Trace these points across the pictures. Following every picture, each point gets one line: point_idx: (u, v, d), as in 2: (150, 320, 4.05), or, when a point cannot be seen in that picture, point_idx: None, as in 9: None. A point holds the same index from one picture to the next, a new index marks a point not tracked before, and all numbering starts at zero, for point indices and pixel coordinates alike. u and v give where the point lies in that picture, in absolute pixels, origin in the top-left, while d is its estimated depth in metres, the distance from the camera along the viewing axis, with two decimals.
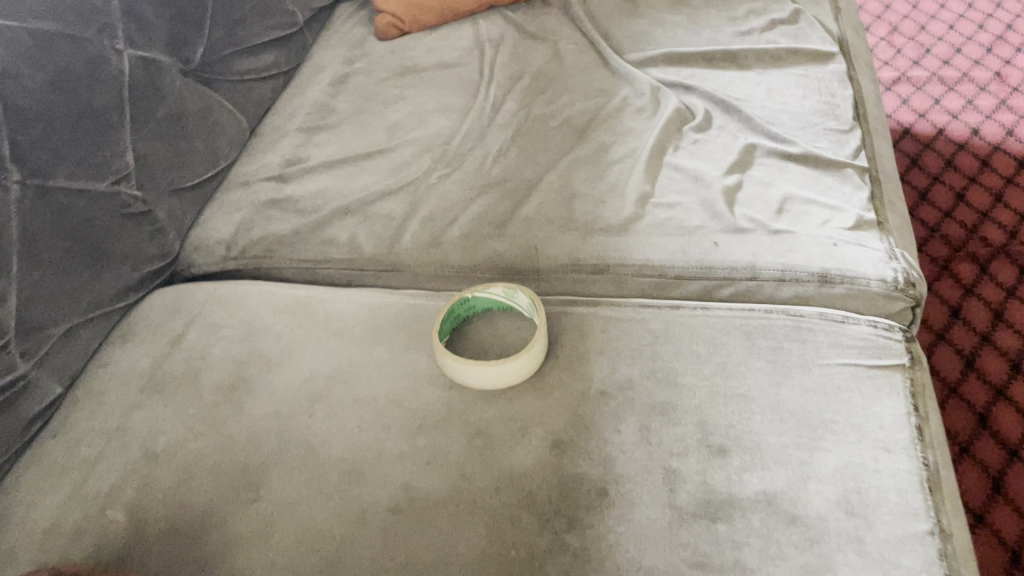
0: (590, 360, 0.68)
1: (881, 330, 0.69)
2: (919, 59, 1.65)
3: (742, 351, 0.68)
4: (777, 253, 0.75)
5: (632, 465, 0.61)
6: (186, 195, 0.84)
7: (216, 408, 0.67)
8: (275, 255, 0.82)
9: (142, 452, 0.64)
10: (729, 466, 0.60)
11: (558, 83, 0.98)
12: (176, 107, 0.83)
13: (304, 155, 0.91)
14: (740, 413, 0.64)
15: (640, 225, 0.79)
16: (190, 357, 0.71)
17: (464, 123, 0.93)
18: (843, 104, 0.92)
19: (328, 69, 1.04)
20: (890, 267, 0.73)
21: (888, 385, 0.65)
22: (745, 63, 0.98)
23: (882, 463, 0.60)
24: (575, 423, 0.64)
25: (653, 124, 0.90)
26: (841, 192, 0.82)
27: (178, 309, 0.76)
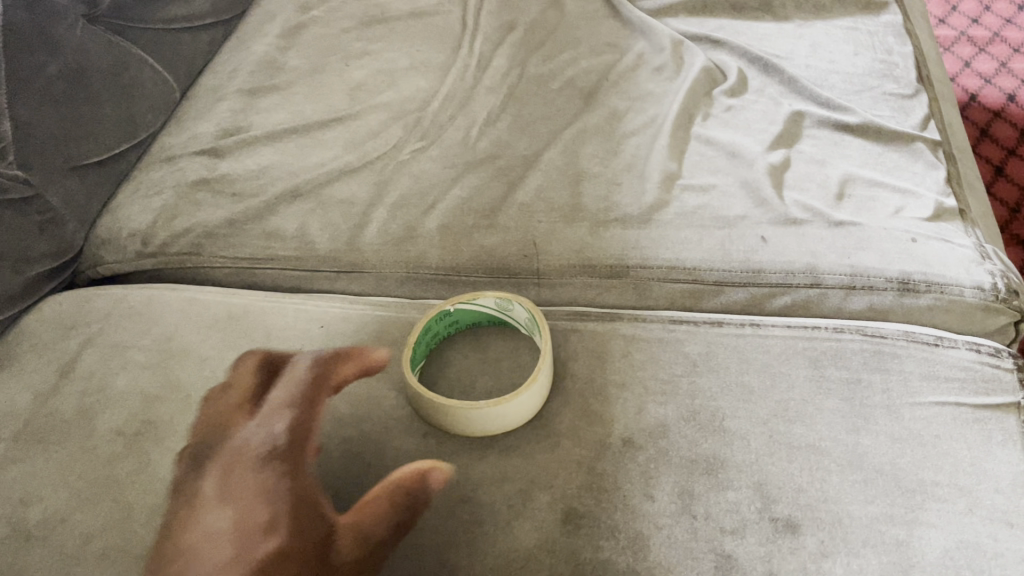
0: (610, 398, 0.53)
1: (986, 356, 0.53)
2: (944, 17, 1.45)
3: (808, 385, 0.52)
4: (842, 252, 0.59)
5: (674, 549, 0.45)
6: (92, 173, 0.67)
7: (113, 465, 0.50)
8: (204, 251, 0.65)
9: (10, 529, 0.47)
10: (803, 550, 0.45)
11: (558, 36, 0.80)
12: (75, 62, 0.65)
13: (245, 124, 0.74)
14: (811, 472, 0.48)
15: (666, 214, 0.63)
16: (85, 391, 0.54)
17: (444, 84, 0.76)
18: (903, 63, 0.75)
19: (277, 16, 0.85)
20: (984, 271, 0.57)
21: (1001, 432, 0.49)
22: (783, 13, 0.81)
23: (1005, 544, 0.45)
24: (593, 488, 0.48)
25: (677, 87, 0.73)
26: (911, 172, 0.66)
27: (74, 325, 0.59)
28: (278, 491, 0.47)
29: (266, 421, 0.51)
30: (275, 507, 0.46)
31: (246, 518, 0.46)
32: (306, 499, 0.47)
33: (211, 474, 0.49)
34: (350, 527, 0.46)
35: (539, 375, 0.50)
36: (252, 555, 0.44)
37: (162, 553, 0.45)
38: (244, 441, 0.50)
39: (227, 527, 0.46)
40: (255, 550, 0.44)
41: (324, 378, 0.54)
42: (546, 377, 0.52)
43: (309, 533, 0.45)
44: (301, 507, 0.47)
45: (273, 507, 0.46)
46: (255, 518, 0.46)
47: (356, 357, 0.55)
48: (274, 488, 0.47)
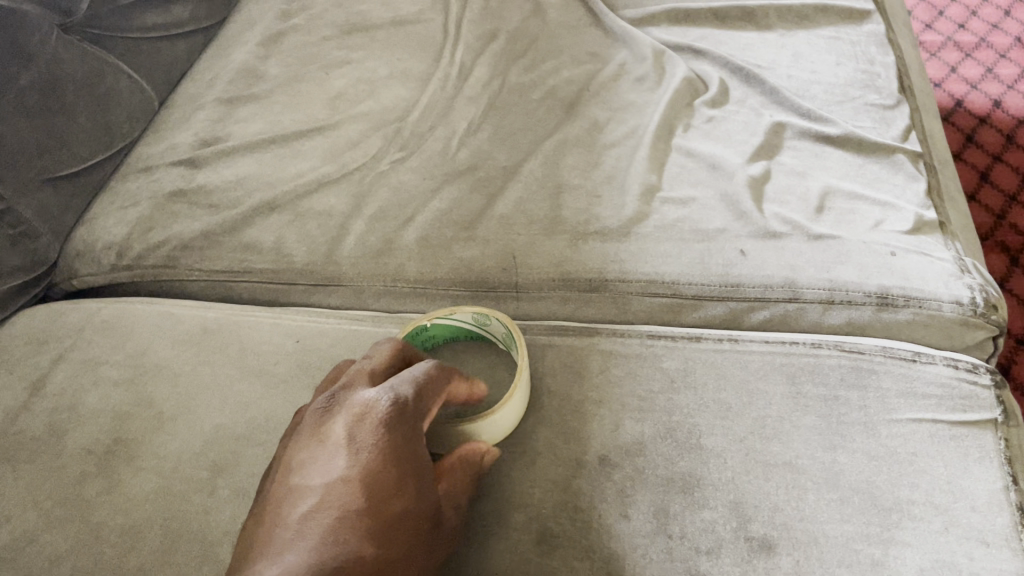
0: (587, 414, 0.52)
1: (964, 372, 0.53)
2: (931, 22, 1.45)
3: (785, 402, 0.52)
4: (821, 266, 0.59)
5: (648, 570, 0.45)
6: (66, 185, 0.66)
7: (82, 484, 0.49)
8: (180, 264, 0.64)
9: None
10: (778, 571, 0.44)
11: (540, 46, 0.80)
12: (48, 73, 0.64)
13: (224, 134, 0.73)
14: (787, 491, 0.48)
15: (646, 226, 0.63)
16: (55, 408, 0.53)
17: (424, 93, 0.75)
18: (885, 73, 0.74)
19: (257, 25, 0.85)
20: (964, 285, 0.57)
21: (978, 449, 0.49)
22: (765, 22, 0.80)
23: (981, 563, 0.45)
24: (568, 507, 0.48)
25: (657, 97, 0.73)
26: (891, 185, 0.66)
27: (45, 340, 0.58)
28: (401, 460, 0.41)
29: (390, 390, 0.43)
30: (402, 471, 0.41)
31: (376, 475, 0.40)
32: (425, 470, 0.42)
33: (329, 426, 0.42)
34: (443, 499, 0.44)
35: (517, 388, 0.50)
36: (369, 526, 0.39)
37: (276, 493, 0.41)
38: (361, 403, 0.43)
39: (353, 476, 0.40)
40: (373, 520, 0.39)
41: (445, 378, 0.46)
42: (523, 396, 0.51)
43: (430, 497, 0.42)
44: (420, 479, 0.42)
45: (398, 471, 0.41)
46: (384, 477, 0.40)
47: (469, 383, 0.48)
48: (397, 456, 0.41)
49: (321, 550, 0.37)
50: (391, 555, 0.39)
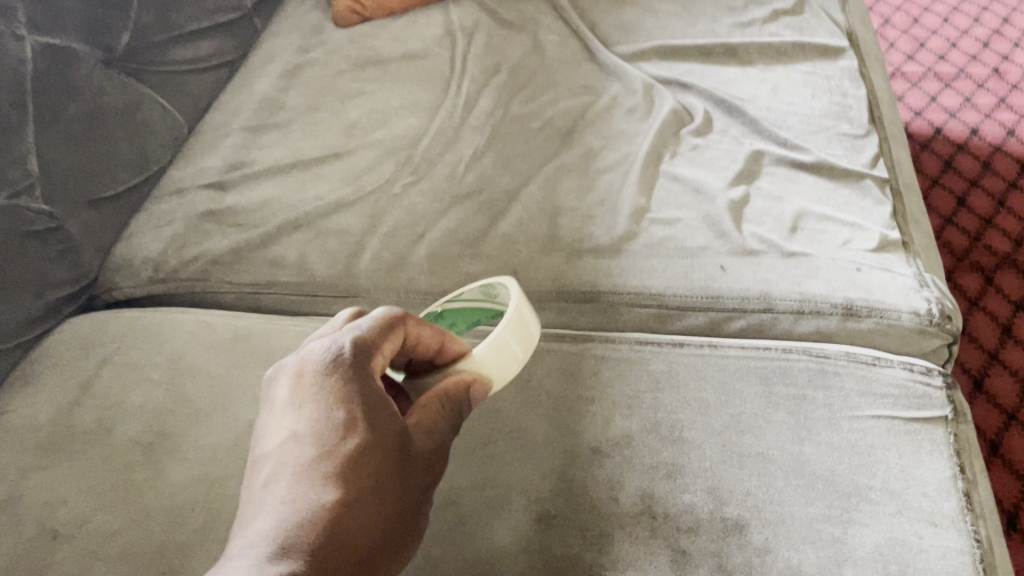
0: (581, 411, 0.58)
1: (918, 375, 0.59)
2: (912, 54, 1.49)
3: (759, 399, 0.58)
4: (793, 280, 0.65)
5: (635, 544, 0.51)
6: (107, 206, 0.73)
7: (129, 471, 0.55)
8: (211, 277, 0.71)
9: (38, 528, 0.52)
10: (749, 546, 0.50)
11: (539, 78, 0.87)
12: (94, 104, 0.71)
13: (248, 159, 0.80)
14: (759, 477, 0.54)
15: (635, 245, 0.69)
16: (102, 405, 0.60)
17: (433, 123, 0.82)
18: (857, 105, 0.81)
19: (278, 58, 0.92)
20: (922, 297, 0.63)
21: (929, 442, 0.55)
22: (747, 58, 0.87)
23: (929, 540, 0.51)
24: (564, 491, 0.54)
25: (647, 127, 0.80)
26: (860, 207, 0.72)
27: (92, 346, 0.64)
28: (348, 397, 0.42)
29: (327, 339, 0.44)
30: (351, 408, 0.42)
31: (324, 422, 0.41)
32: (381, 401, 0.43)
33: (280, 382, 0.44)
34: (418, 424, 0.45)
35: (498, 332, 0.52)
36: (327, 463, 0.40)
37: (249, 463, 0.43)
38: (301, 358, 0.44)
39: (304, 429, 0.42)
40: (330, 458, 0.41)
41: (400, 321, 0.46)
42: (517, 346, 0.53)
43: (393, 425, 0.43)
44: (376, 409, 0.42)
45: (347, 407, 0.42)
46: (334, 419, 0.42)
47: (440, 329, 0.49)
48: (344, 394, 0.42)
49: (282, 499, 0.39)
50: (356, 486, 0.40)
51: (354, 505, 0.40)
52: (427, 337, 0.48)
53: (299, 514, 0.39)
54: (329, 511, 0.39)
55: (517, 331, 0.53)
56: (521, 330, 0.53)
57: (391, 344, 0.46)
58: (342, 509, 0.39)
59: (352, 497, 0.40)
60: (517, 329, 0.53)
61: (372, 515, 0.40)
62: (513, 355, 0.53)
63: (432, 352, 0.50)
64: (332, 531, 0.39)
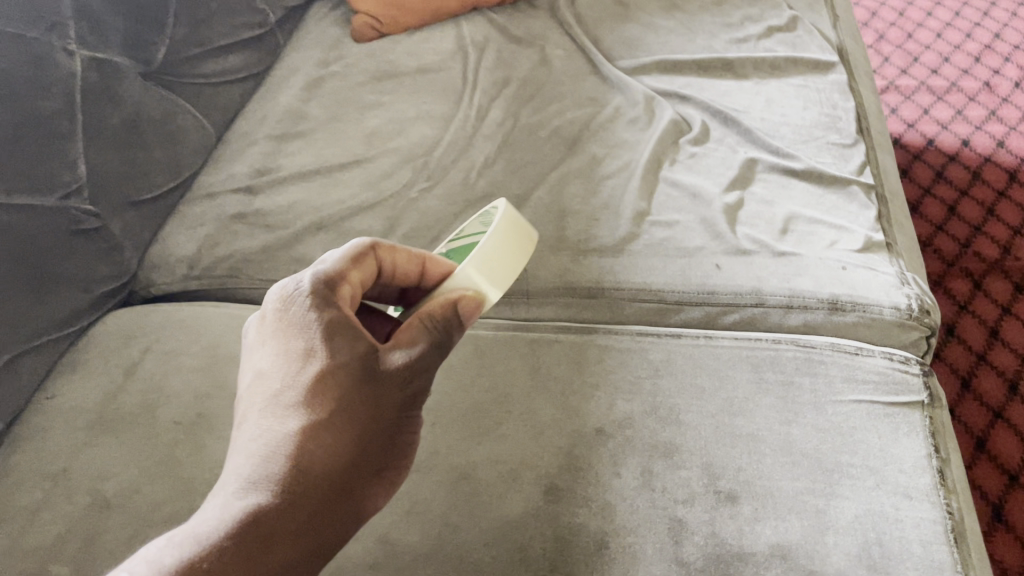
0: (586, 395, 0.63)
1: (897, 363, 0.64)
2: (906, 67, 1.52)
3: (750, 385, 0.63)
4: (783, 277, 0.70)
5: (636, 514, 0.56)
6: (145, 208, 0.78)
7: (173, 448, 0.60)
8: (242, 274, 0.76)
9: (91, 498, 0.58)
10: (741, 516, 0.55)
11: (547, 91, 0.92)
12: (134, 113, 0.76)
13: (274, 165, 0.86)
14: (749, 454, 0.59)
15: (636, 245, 0.75)
16: (145, 389, 0.65)
17: (447, 132, 0.87)
18: (845, 117, 0.86)
19: (300, 71, 0.97)
20: (902, 294, 0.68)
21: (906, 424, 0.60)
22: (743, 71, 0.92)
23: (904, 511, 0.55)
24: (571, 467, 0.59)
25: (648, 136, 0.85)
26: (847, 211, 0.77)
27: (134, 336, 0.69)
28: (306, 329, 0.46)
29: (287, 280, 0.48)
30: (310, 339, 0.46)
31: (288, 355, 0.46)
32: (341, 324, 0.46)
33: (256, 330, 0.49)
34: (395, 345, 0.47)
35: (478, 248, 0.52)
36: (291, 397, 0.44)
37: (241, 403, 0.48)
38: (269, 302, 0.48)
39: (272, 364, 0.46)
40: (294, 391, 0.44)
41: (364, 252, 0.50)
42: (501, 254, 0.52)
43: (356, 347, 0.46)
44: (336, 334, 0.46)
45: (306, 340, 0.46)
46: (297, 352, 0.45)
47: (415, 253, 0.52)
48: (303, 328, 0.46)
49: (252, 438, 0.44)
50: (317, 412, 0.44)
51: (317, 430, 0.43)
52: (401, 261, 0.51)
53: (265, 449, 0.43)
54: (293, 440, 0.43)
55: (502, 243, 0.53)
56: (501, 238, 0.53)
57: (357, 272, 0.50)
58: (305, 436, 0.43)
59: (314, 423, 0.43)
60: (501, 240, 0.53)
61: (336, 437, 0.43)
62: (505, 266, 0.52)
63: (416, 279, 0.53)
64: (295, 459, 0.42)
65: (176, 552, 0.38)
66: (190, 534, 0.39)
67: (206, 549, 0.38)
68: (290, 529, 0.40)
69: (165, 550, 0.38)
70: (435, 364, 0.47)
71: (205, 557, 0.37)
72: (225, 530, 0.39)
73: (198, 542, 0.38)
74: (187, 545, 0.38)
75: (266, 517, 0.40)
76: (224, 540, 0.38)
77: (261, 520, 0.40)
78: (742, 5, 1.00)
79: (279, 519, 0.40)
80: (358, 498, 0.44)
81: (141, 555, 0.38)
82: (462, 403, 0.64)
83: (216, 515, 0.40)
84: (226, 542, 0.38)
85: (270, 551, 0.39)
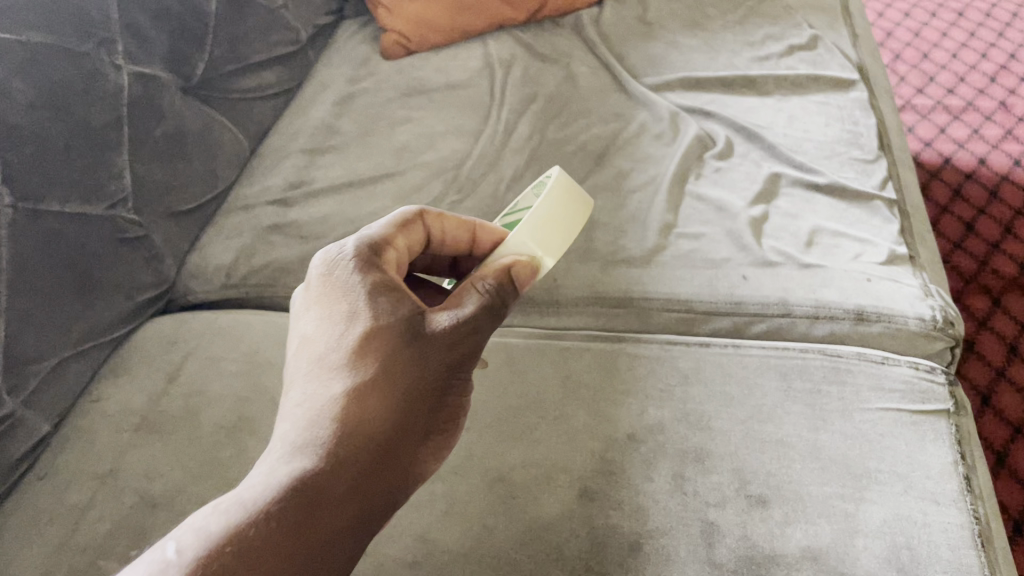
0: (618, 402, 0.65)
1: (923, 372, 0.65)
2: (922, 87, 1.54)
3: (778, 393, 0.64)
4: (809, 288, 0.72)
5: (668, 517, 0.57)
6: (183, 219, 0.81)
7: (216, 450, 0.62)
8: (278, 283, 0.78)
9: (138, 497, 0.60)
10: (771, 519, 0.56)
11: (573, 107, 0.94)
12: (175, 127, 0.79)
13: (308, 178, 0.88)
14: (779, 461, 0.60)
15: (663, 256, 0.77)
16: (188, 394, 0.67)
17: (476, 146, 0.89)
18: (867, 133, 0.87)
19: (331, 87, 1.00)
20: (926, 305, 0.69)
21: (932, 431, 0.61)
22: (765, 89, 0.94)
23: (933, 516, 0.56)
24: (604, 470, 0.60)
25: (673, 151, 0.87)
26: (870, 225, 0.78)
27: (177, 342, 0.72)
28: (348, 296, 0.50)
29: (330, 250, 0.53)
30: (352, 305, 0.50)
31: (334, 317, 0.50)
32: (381, 291, 0.50)
33: (302, 299, 0.53)
34: (442, 311, 0.50)
35: (531, 213, 0.58)
36: (335, 362, 0.48)
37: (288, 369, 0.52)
38: (313, 272, 0.53)
39: (319, 327, 0.50)
40: (337, 356, 0.48)
41: (410, 220, 0.56)
42: (556, 223, 0.58)
43: (397, 311, 0.50)
44: (376, 300, 0.50)
45: (347, 307, 0.50)
46: (343, 315, 0.50)
47: (466, 220, 0.58)
48: (348, 294, 0.50)
49: (299, 403, 0.47)
50: (361, 375, 0.47)
51: (360, 391, 0.47)
52: (449, 228, 0.58)
53: (311, 413, 0.46)
54: (338, 402, 0.46)
55: (554, 210, 0.58)
56: (556, 209, 0.59)
57: (403, 238, 0.56)
58: (349, 397, 0.46)
59: (358, 384, 0.47)
60: (553, 207, 0.58)
61: (379, 398, 0.47)
62: (555, 234, 0.58)
63: (467, 246, 0.59)
64: (339, 420, 0.45)
65: (224, 518, 0.40)
66: (237, 501, 0.41)
67: (254, 513, 0.40)
68: (337, 491, 0.43)
69: (212, 517, 0.40)
70: (483, 326, 0.51)
71: (253, 522, 0.39)
72: (272, 493, 0.41)
73: (246, 508, 0.40)
74: (233, 510, 0.40)
75: (312, 478, 0.42)
76: (270, 504, 0.40)
77: (307, 480, 0.42)
78: (764, 24, 1.02)
79: (324, 480, 0.42)
80: (404, 457, 0.47)
81: (192, 523, 0.40)
82: (497, 408, 0.66)
83: (263, 479, 0.42)
84: (273, 504, 0.40)
85: (319, 511, 0.41)
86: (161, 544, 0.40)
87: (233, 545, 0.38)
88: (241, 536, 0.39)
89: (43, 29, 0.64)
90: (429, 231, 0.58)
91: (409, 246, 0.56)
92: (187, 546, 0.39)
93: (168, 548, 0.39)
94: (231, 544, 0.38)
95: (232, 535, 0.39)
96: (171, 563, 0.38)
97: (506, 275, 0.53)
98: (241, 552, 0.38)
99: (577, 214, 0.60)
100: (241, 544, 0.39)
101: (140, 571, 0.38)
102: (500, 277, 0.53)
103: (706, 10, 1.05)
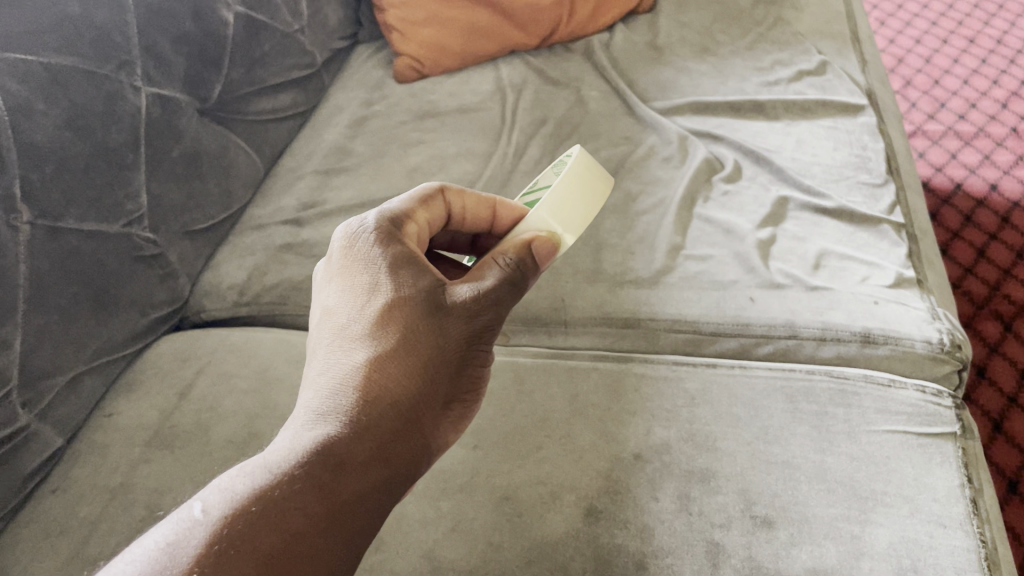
0: (625, 422, 0.65)
1: (930, 396, 0.65)
2: (933, 113, 1.54)
3: (786, 414, 0.65)
4: (816, 311, 0.72)
5: (673, 537, 0.57)
6: (197, 238, 0.82)
7: (225, 465, 0.63)
8: (290, 302, 0.80)
9: (147, 511, 0.61)
10: (776, 540, 0.56)
11: (583, 130, 0.95)
12: (191, 148, 0.81)
13: (321, 199, 0.89)
14: (785, 482, 0.60)
15: (671, 277, 0.77)
16: (199, 410, 0.68)
17: (486, 168, 0.91)
18: (875, 157, 0.88)
19: (346, 110, 1.01)
20: (933, 328, 0.70)
21: (939, 453, 0.61)
22: (774, 113, 0.95)
23: (939, 539, 0.56)
24: (610, 489, 0.60)
25: (682, 174, 0.88)
26: (878, 249, 0.78)
27: (188, 359, 0.73)
28: (369, 267, 0.51)
29: (352, 222, 0.54)
30: (374, 276, 0.51)
31: (358, 286, 0.51)
32: (403, 263, 0.51)
33: (325, 270, 0.54)
34: (463, 284, 0.51)
35: (549, 192, 0.59)
36: (358, 332, 0.49)
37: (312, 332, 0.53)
38: (334, 244, 0.54)
39: (342, 293, 0.51)
40: (359, 327, 0.49)
41: (432, 194, 0.58)
42: (577, 201, 0.59)
43: (418, 283, 0.51)
44: (397, 272, 0.51)
45: (369, 278, 0.51)
46: (367, 286, 0.51)
47: (485, 197, 0.59)
48: (370, 265, 0.51)
49: (322, 372, 0.48)
50: (383, 345, 0.48)
51: (383, 360, 0.48)
52: (469, 204, 0.59)
53: (335, 381, 0.47)
54: (360, 370, 0.47)
55: (572, 188, 0.59)
56: (575, 185, 0.59)
57: (424, 213, 0.57)
58: (371, 367, 0.47)
59: (380, 354, 0.48)
60: (571, 186, 0.59)
61: (401, 368, 0.48)
62: (574, 210, 0.59)
63: (487, 223, 0.60)
64: (362, 390, 0.46)
65: (249, 481, 0.40)
66: (262, 465, 0.42)
67: (279, 477, 0.41)
68: (360, 460, 0.43)
69: (238, 479, 0.41)
70: (505, 297, 0.52)
71: (277, 486, 0.40)
72: (296, 459, 0.42)
73: (270, 472, 0.41)
74: (259, 474, 0.41)
75: (335, 445, 0.43)
76: (294, 469, 0.41)
77: (331, 448, 0.43)
78: (773, 50, 1.03)
79: (347, 449, 0.43)
80: (425, 426, 0.48)
81: (218, 485, 0.41)
82: (503, 427, 0.66)
83: (287, 445, 0.43)
84: (297, 469, 0.41)
85: (343, 476, 0.42)
86: (187, 504, 0.40)
87: (259, 506, 0.39)
88: (266, 499, 0.39)
89: (66, 51, 0.66)
90: (450, 209, 0.59)
91: (429, 222, 0.58)
92: (214, 506, 0.39)
93: (194, 508, 0.40)
94: (257, 505, 0.39)
95: (256, 497, 0.39)
96: (197, 522, 0.39)
97: (527, 250, 0.54)
98: (265, 514, 0.39)
99: (598, 192, 0.61)
100: (267, 505, 0.39)
101: (167, 530, 0.39)
102: (521, 252, 0.54)
103: (716, 36, 1.06)
